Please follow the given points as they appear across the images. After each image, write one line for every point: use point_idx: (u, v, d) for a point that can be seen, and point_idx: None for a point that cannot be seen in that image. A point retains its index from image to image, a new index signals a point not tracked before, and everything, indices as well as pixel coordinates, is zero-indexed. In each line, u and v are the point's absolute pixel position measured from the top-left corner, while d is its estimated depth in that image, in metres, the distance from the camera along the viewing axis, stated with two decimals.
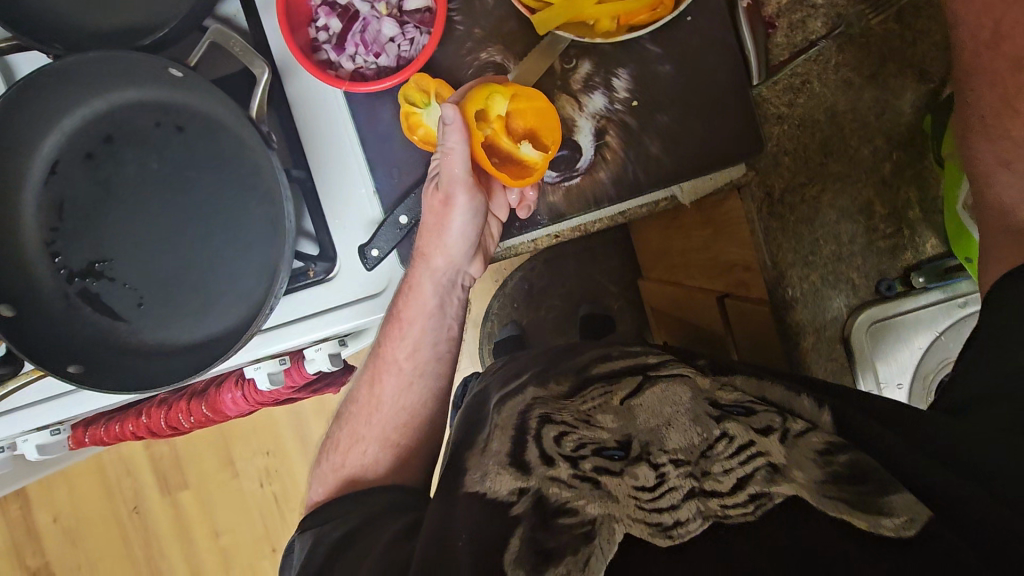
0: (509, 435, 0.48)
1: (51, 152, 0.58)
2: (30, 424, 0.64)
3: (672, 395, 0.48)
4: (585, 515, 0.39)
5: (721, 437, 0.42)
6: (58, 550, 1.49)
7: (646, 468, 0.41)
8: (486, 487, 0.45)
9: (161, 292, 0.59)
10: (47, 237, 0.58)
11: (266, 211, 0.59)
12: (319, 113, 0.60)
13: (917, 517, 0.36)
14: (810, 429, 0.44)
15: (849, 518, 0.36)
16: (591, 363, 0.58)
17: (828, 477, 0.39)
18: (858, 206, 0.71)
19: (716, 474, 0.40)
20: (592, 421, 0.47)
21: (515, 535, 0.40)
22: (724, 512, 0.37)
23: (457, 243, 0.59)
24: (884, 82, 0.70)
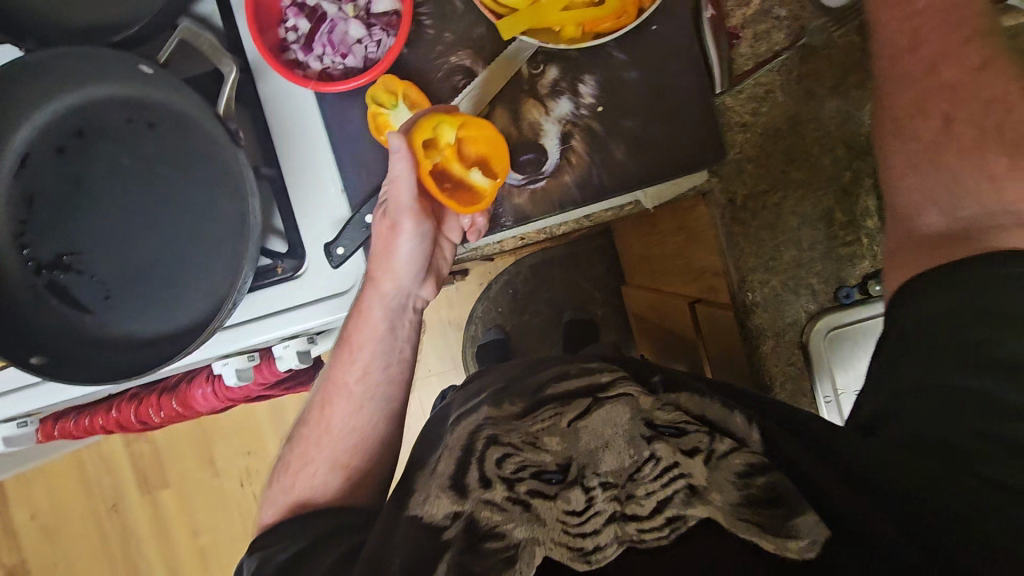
0: (455, 458, 0.50)
1: (23, 144, 0.58)
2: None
3: (614, 416, 0.48)
4: (511, 539, 0.41)
5: (650, 459, 0.44)
6: (35, 547, 1.48)
7: (577, 491, 0.43)
8: (424, 510, 0.47)
9: (127, 286, 0.60)
10: (16, 228, 0.59)
11: (234, 207, 0.59)
12: (289, 112, 0.61)
13: (816, 540, 0.41)
14: (733, 449, 0.46)
15: (758, 541, 0.39)
16: (546, 382, 0.57)
17: (743, 499, 0.42)
18: (819, 212, 0.72)
19: (639, 497, 0.42)
20: (539, 443, 0.48)
21: (443, 559, 0.41)
22: (640, 536, 0.40)
23: (406, 267, 0.61)
24: (845, 92, 0.70)
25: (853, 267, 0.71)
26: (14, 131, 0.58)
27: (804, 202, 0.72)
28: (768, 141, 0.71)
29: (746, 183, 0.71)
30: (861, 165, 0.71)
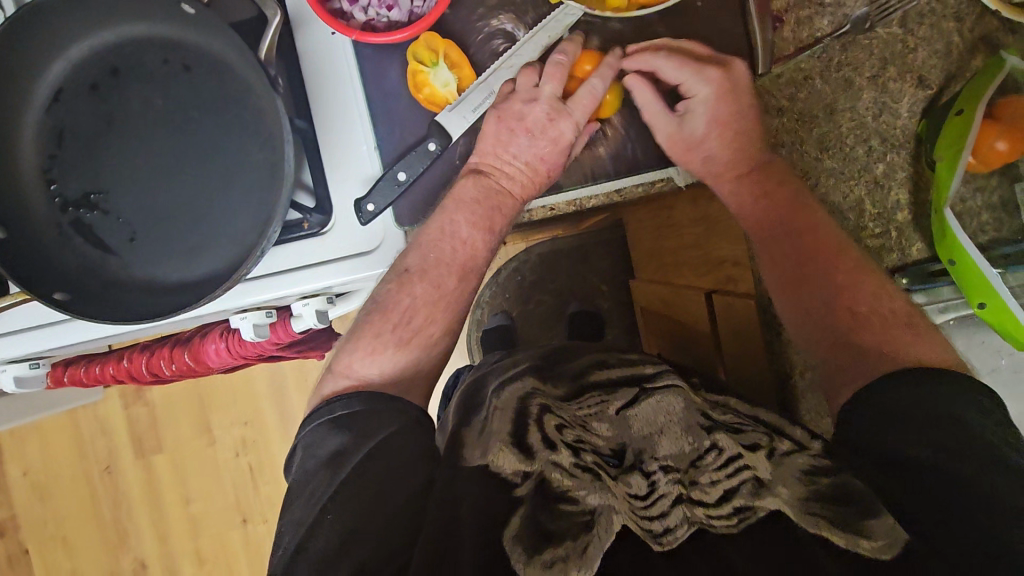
0: (509, 416, 0.52)
1: (57, 79, 0.58)
2: (14, 350, 0.64)
3: (667, 405, 0.52)
4: (586, 505, 0.45)
5: (712, 449, 0.48)
6: (25, 506, 1.47)
7: (638, 476, 0.48)
8: (488, 460, 0.50)
9: (155, 231, 0.59)
10: (45, 162, 0.58)
11: (267, 157, 0.59)
12: (324, 64, 0.61)
13: (894, 542, 0.44)
14: (795, 450, 0.50)
15: (829, 535, 0.43)
16: (590, 369, 0.61)
17: (812, 495, 0.46)
18: (850, 204, 0.73)
19: (705, 485, 0.46)
20: (588, 428, 0.52)
21: (517, 512, 0.46)
22: (710, 521, 0.45)
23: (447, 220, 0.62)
24: (883, 85, 0.70)
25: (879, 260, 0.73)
26: (49, 65, 0.57)
27: (836, 189, 0.73)
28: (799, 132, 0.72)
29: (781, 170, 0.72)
30: (896, 159, 0.72)
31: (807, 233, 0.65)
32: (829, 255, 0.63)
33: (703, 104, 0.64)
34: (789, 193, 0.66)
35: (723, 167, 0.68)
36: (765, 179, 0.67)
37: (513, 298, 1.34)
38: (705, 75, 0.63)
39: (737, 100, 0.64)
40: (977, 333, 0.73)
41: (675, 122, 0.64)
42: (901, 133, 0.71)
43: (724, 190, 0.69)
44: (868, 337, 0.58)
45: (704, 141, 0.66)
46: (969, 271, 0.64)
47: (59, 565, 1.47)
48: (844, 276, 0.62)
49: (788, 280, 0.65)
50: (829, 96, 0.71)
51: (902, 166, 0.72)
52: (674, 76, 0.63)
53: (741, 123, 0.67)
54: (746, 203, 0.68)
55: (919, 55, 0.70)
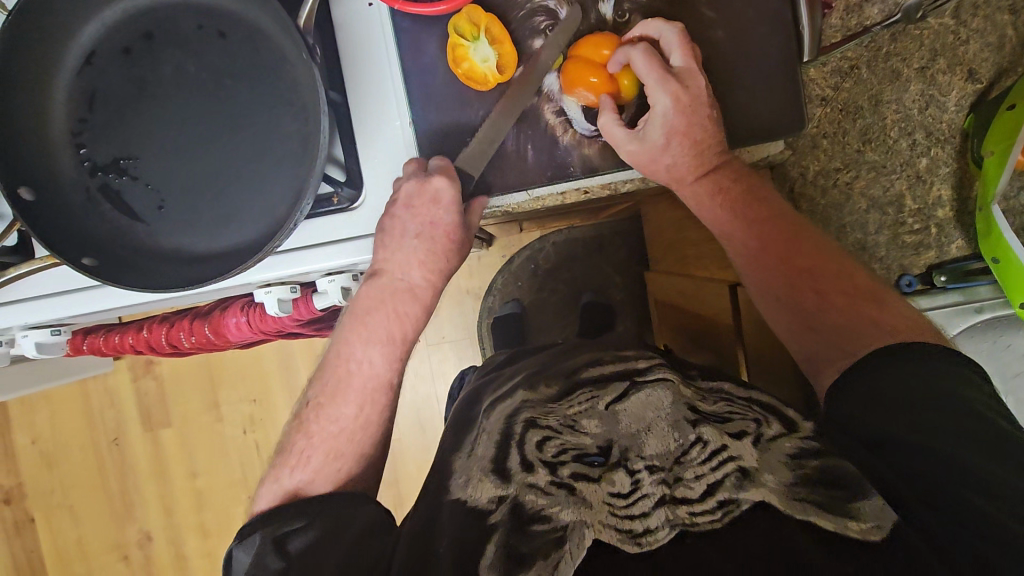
0: (494, 440, 0.54)
1: (90, 41, 0.57)
2: (41, 315, 0.63)
3: (655, 400, 0.53)
4: (558, 521, 0.44)
5: (697, 443, 0.48)
6: (33, 473, 1.48)
7: (622, 475, 0.47)
8: (468, 494, 0.50)
9: (183, 199, 0.59)
10: (76, 126, 0.57)
11: (298, 130, 0.58)
12: (363, 37, 0.61)
13: (882, 524, 0.46)
14: (782, 435, 0.52)
15: (817, 519, 0.44)
16: (582, 367, 0.64)
17: (797, 480, 0.47)
18: (889, 197, 0.82)
19: (688, 480, 0.46)
20: (576, 426, 0.53)
21: (491, 540, 0.45)
22: (692, 520, 0.44)
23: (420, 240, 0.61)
24: (932, 77, 0.79)
25: (917, 255, 0.82)
26: (82, 27, 0.56)
27: (876, 183, 0.82)
28: (846, 125, 0.81)
29: (821, 161, 0.82)
30: (939, 153, 0.81)
31: (768, 238, 0.63)
32: (788, 259, 0.62)
33: (662, 112, 0.59)
34: (746, 191, 0.64)
35: (688, 173, 0.63)
36: (726, 179, 0.63)
37: (526, 286, 1.33)
38: (667, 83, 0.58)
39: (696, 112, 0.59)
40: (999, 339, 0.77)
41: (628, 134, 0.59)
42: (947, 127, 0.80)
43: (687, 191, 0.64)
44: (817, 341, 0.58)
45: (663, 151, 0.61)
46: (1011, 268, 0.70)
47: (65, 533, 1.49)
48: (796, 283, 0.60)
49: (754, 281, 0.63)
50: (875, 89, 0.79)
51: (946, 161, 0.81)
52: (643, 78, 0.59)
53: (702, 134, 0.61)
54: (704, 204, 0.64)
55: (971, 48, 0.78)
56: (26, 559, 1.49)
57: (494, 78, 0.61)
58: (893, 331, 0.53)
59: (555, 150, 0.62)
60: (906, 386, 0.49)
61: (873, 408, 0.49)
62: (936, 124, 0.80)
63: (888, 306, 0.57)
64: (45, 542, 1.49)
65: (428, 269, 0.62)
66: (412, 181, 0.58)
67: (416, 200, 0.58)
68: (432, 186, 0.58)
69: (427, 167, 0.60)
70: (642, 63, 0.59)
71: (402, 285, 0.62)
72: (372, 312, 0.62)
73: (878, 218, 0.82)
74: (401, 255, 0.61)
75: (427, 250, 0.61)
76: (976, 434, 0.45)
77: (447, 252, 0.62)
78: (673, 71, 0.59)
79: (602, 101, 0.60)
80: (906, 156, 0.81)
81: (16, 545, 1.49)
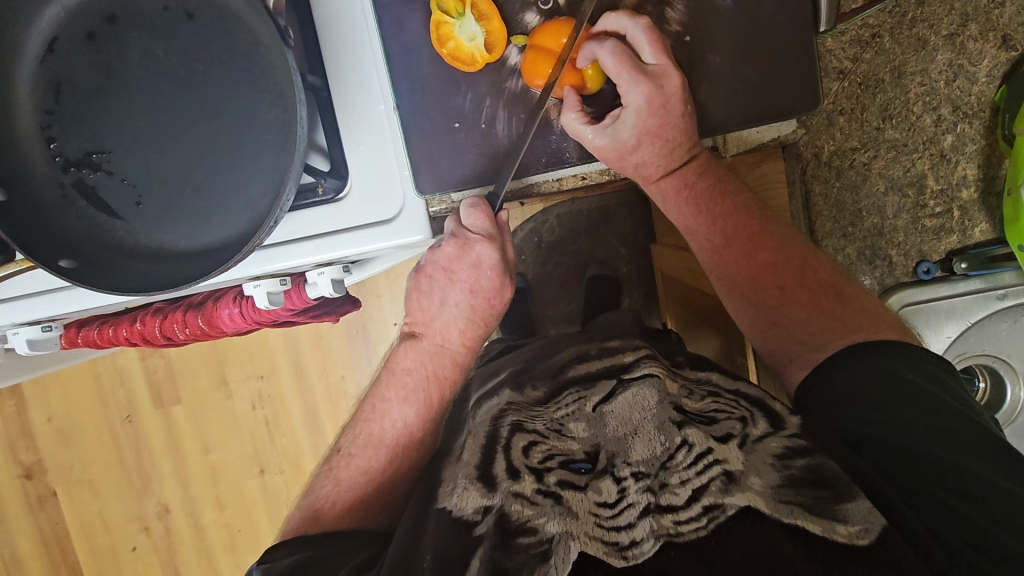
0: (480, 446, 0.53)
1: (51, 26, 0.53)
2: (35, 314, 0.63)
3: (641, 399, 0.50)
4: (544, 534, 0.42)
5: (682, 446, 0.45)
6: (53, 450, 1.51)
7: (608, 482, 0.45)
8: (454, 503, 0.49)
9: (162, 195, 0.56)
10: (43, 119, 0.54)
11: (276, 120, 0.54)
12: (340, 14, 0.57)
13: (870, 527, 0.41)
14: (770, 433, 0.49)
15: (805, 524, 0.41)
16: (569, 365, 0.62)
17: (783, 481, 0.44)
18: (911, 177, 0.82)
19: (674, 487, 0.44)
20: (563, 431, 0.52)
21: (477, 554, 0.43)
22: (677, 529, 0.42)
23: (451, 316, 0.65)
24: (962, 45, 0.78)
25: (938, 241, 0.82)
26: (40, 12, 0.53)
27: (896, 163, 0.82)
28: (863, 99, 0.81)
29: (835, 140, 0.82)
30: (967, 129, 0.80)
31: (732, 235, 0.64)
32: (752, 255, 0.63)
33: (634, 113, 0.60)
34: (712, 187, 0.65)
35: (657, 171, 0.64)
36: (692, 174, 0.64)
37: (530, 260, 1.29)
38: (639, 82, 0.58)
39: (670, 110, 0.59)
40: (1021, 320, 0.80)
41: (596, 130, 0.60)
42: (977, 100, 0.80)
43: (653, 188, 0.66)
44: (779, 335, 0.62)
45: (632, 150, 0.62)
46: None
47: (87, 507, 1.53)
48: (761, 279, 0.62)
49: (719, 278, 0.65)
50: (897, 60, 0.79)
51: (973, 138, 0.80)
52: (612, 74, 0.59)
53: (674, 135, 0.61)
54: (670, 199, 0.66)
55: (1005, 12, 0.77)
56: (52, 532, 1.53)
57: (482, 58, 0.60)
58: (861, 331, 0.58)
59: (548, 134, 0.63)
60: (885, 399, 0.52)
61: (849, 408, 0.54)
62: (963, 98, 0.80)
63: (854, 305, 0.60)
64: (69, 515, 1.53)
65: (465, 335, 0.66)
66: (452, 246, 0.62)
67: (458, 266, 0.63)
68: (473, 253, 0.62)
69: (467, 226, 0.62)
70: (610, 63, 0.59)
71: (441, 349, 0.66)
72: (406, 360, 0.66)
73: (898, 200, 0.83)
74: (441, 319, 0.65)
75: (465, 317, 0.65)
76: (956, 433, 0.49)
77: (485, 319, 0.66)
78: (646, 69, 0.59)
79: (565, 96, 0.61)
80: (934, 132, 0.81)
81: (41, 519, 1.53)
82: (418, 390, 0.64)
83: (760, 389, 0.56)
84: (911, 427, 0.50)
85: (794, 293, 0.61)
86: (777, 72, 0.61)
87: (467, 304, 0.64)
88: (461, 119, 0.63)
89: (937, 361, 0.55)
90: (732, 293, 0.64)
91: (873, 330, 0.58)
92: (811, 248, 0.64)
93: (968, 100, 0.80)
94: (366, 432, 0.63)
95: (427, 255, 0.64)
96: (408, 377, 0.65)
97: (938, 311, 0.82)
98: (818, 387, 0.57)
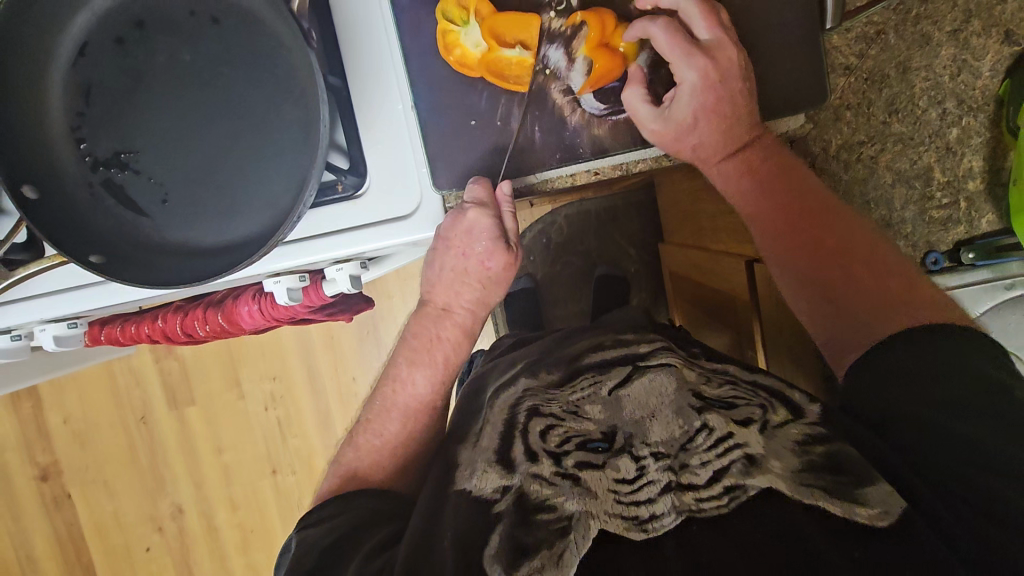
0: (498, 433, 0.54)
1: (82, 31, 0.55)
2: (62, 309, 0.65)
3: (658, 385, 0.52)
4: (564, 511, 0.44)
5: (702, 430, 0.47)
6: (68, 451, 1.53)
7: (627, 460, 0.46)
8: (473, 484, 0.50)
9: (186, 191, 0.58)
10: (75, 121, 0.56)
11: (298, 119, 0.56)
12: (358, 17, 0.59)
13: (890, 510, 0.42)
14: (790, 420, 0.50)
15: (825, 506, 0.42)
16: (582, 354, 0.63)
17: (804, 466, 0.45)
18: (917, 169, 0.84)
19: (694, 467, 0.45)
20: (579, 412, 0.53)
21: (496, 529, 0.45)
22: (698, 506, 0.42)
23: (449, 283, 0.65)
24: (965, 40, 0.80)
25: (946, 231, 0.84)
26: (73, 15, 0.55)
27: (903, 155, 0.83)
28: (868, 94, 0.81)
29: (843, 134, 0.83)
30: (973, 122, 0.82)
31: (791, 216, 0.64)
32: (811, 236, 0.63)
33: (688, 91, 0.62)
34: (776, 172, 0.65)
35: (715, 152, 0.65)
36: (757, 158, 0.65)
37: (539, 260, 1.30)
38: (694, 58, 0.60)
39: (726, 86, 0.61)
40: None
41: (653, 112, 0.61)
42: (981, 94, 0.81)
43: (715, 170, 0.67)
44: (839, 319, 0.60)
45: (689, 130, 0.63)
46: None
47: (103, 507, 1.55)
48: (820, 261, 0.62)
49: (777, 263, 0.65)
50: (902, 55, 0.80)
51: (978, 131, 0.82)
52: (664, 50, 0.61)
53: (732, 112, 0.62)
54: (731, 184, 0.66)
55: (1008, 7, 0.78)
56: (68, 532, 1.55)
57: (483, 63, 0.62)
58: (923, 313, 0.56)
59: (563, 130, 0.64)
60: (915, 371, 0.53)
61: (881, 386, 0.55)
62: (970, 91, 0.81)
63: (918, 290, 0.58)
64: (85, 516, 1.55)
65: (467, 299, 0.66)
66: (448, 216, 0.62)
67: (455, 234, 0.62)
68: (467, 220, 0.61)
69: (466, 195, 0.63)
70: (662, 40, 0.61)
71: (442, 311, 0.67)
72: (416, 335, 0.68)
73: (905, 192, 0.84)
74: (442, 282, 0.66)
75: (462, 280, 0.65)
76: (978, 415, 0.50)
77: (479, 282, 0.66)
78: (701, 45, 0.61)
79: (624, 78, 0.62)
80: (939, 126, 0.83)
81: (58, 519, 1.55)
82: (427, 366, 0.67)
83: (777, 379, 0.57)
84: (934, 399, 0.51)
85: (858, 273, 0.61)
86: (784, 68, 0.63)
87: (457, 275, 0.65)
88: (477, 116, 0.64)
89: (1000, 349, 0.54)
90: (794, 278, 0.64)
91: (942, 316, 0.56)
92: (876, 237, 0.63)
93: (974, 94, 0.81)
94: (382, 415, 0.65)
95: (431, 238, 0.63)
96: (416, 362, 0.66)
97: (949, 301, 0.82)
98: (874, 360, 0.56)
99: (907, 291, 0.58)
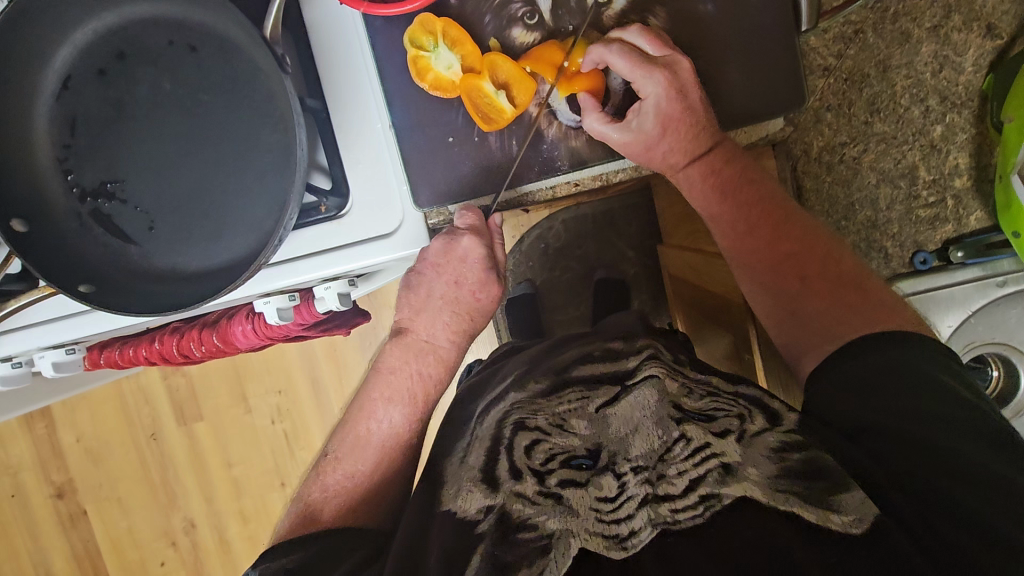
0: (484, 449, 0.54)
1: (65, 65, 0.56)
2: (60, 336, 0.66)
3: (640, 399, 0.51)
4: (546, 529, 0.44)
5: (679, 440, 0.47)
6: (81, 469, 1.55)
7: (610, 478, 0.47)
8: (458, 505, 0.50)
9: (173, 219, 0.58)
10: (62, 153, 0.57)
11: (278, 143, 0.57)
12: (336, 39, 0.60)
13: (863, 517, 0.43)
14: (767, 428, 0.49)
15: (800, 510, 0.42)
16: (570, 366, 0.63)
17: (779, 472, 0.45)
18: (902, 169, 0.83)
19: (671, 477, 0.45)
20: (564, 427, 0.53)
21: (478, 548, 0.45)
22: (674, 518, 0.43)
23: (438, 316, 0.67)
24: (947, 36, 0.80)
25: (933, 230, 0.83)
26: (53, 49, 0.55)
27: (886, 156, 0.83)
28: (848, 94, 0.82)
29: (824, 137, 0.84)
30: (957, 119, 0.82)
31: (755, 222, 0.64)
32: (775, 243, 0.63)
33: (654, 102, 0.61)
34: (740, 175, 0.65)
35: (681, 158, 0.65)
36: (718, 162, 0.65)
37: (538, 266, 1.30)
38: (654, 72, 0.60)
39: (687, 95, 0.61)
40: None
41: (619, 127, 0.62)
42: (964, 90, 0.81)
43: (681, 175, 0.67)
44: (796, 325, 0.61)
45: (658, 141, 0.64)
46: None
47: (117, 523, 1.57)
48: (782, 266, 0.62)
49: (739, 264, 0.65)
50: (881, 55, 0.81)
51: (963, 127, 0.82)
52: (625, 74, 0.62)
53: (697, 121, 0.63)
54: (695, 185, 0.66)
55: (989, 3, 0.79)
56: (85, 548, 1.57)
57: (458, 80, 0.63)
58: (880, 322, 0.56)
59: (540, 144, 0.65)
60: (888, 379, 0.53)
61: (866, 396, 0.53)
62: (954, 89, 0.81)
63: (882, 298, 0.58)
64: (100, 532, 1.57)
65: (451, 332, 0.67)
66: (441, 239, 0.64)
67: (448, 259, 0.64)
68: (461, 247, 0.64)
69: (458, 224, 0.65)
70: (622, 65, 0.61)
71: (426, 345, 0.67)
72: (394, 369, 0.67)
73: (890, 192, 0.84)
74: (427, 314, 0.67)
75: (450, 310, 0.67)
76: (962, 424, 0.49)
77: (467, 313, 0.67)
78: (656, 61, 0.61)
79: (585, 103, 0.63)
80: (925, 122, 0.82)
81: (73, 536, 1.57)
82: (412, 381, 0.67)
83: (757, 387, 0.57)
84: (917, 412, 0.50)
85: (822, 280, 0.60)
86: (759, 75, 0.64)
87: (449, 306, 0.66)
88: (454, 133, 0.65)
89: (954, 359, 0.54)
90: (757, 281, 0.63)
91: (898, 319, 0.56)
92: (840, 241, 0.63)
93: (956, 91, 0.81)
94: (369, 428, 0.66)
95: (417, 253, 0.65)
96: (394, 375, 0.66)
97: (942, 300, 0.79)
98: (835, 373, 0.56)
99: (870, 296, 0.58)
